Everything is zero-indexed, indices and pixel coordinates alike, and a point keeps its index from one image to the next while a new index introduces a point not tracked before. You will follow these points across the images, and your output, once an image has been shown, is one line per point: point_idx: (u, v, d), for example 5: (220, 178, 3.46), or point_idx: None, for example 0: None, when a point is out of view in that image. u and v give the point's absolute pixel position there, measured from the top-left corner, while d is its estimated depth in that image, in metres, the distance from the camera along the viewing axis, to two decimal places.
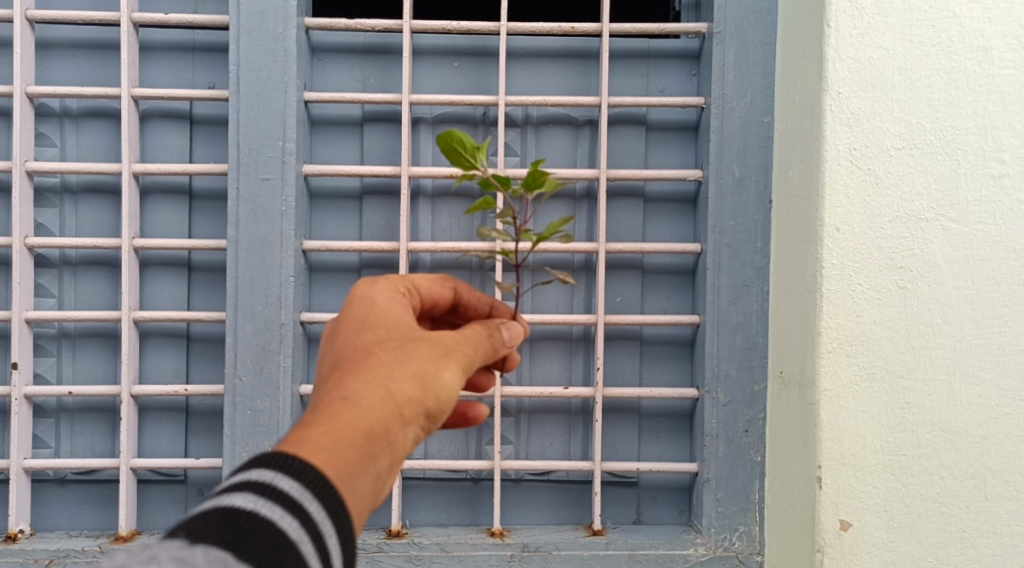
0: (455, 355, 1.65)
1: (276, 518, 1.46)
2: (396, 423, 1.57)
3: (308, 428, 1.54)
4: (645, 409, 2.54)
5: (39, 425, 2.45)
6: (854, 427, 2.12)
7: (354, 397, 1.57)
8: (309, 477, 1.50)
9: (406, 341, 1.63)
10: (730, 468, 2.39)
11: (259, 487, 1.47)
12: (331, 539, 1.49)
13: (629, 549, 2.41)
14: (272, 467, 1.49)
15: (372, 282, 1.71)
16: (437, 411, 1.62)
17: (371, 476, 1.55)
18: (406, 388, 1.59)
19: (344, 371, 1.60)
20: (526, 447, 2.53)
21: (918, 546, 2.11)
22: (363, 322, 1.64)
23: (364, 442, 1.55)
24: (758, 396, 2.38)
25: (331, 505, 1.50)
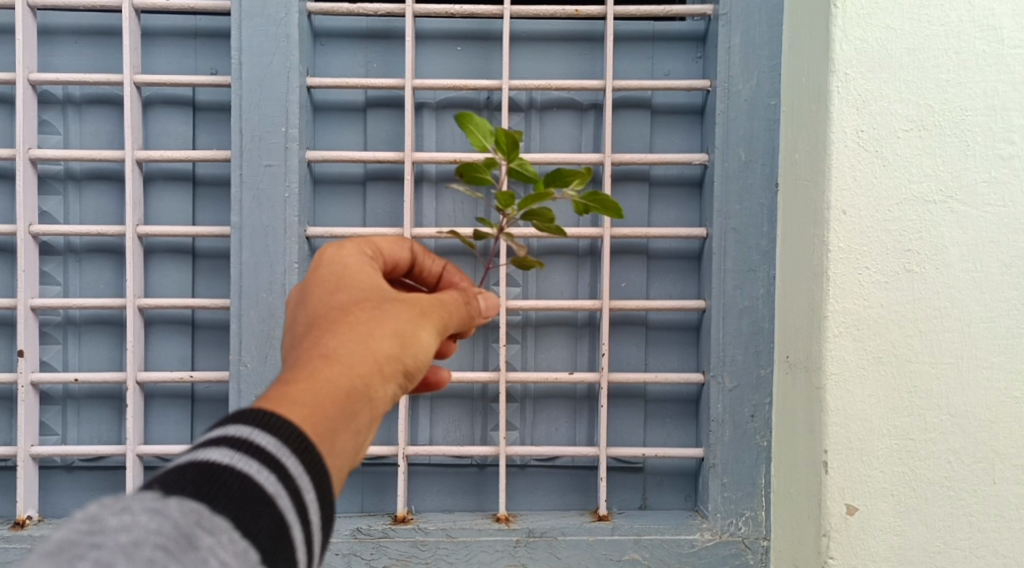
0: (431, 316, 1.63)
1: (252, 472, 1.38)
2: (377, 380, 1.54)
3: (287, 385, 1.48)
4: (651, 394, 2.54)
5: (46, 412, 2.45)
6: (861, 412, 2.12)
7: (333, 354, 1.52)
8: (287, 431, 1.42)
9: (382, 302, 1.60)
10: (736, 453, 2.39)
11: (235, 443, 1.39)
12: (309, 495, 1.41)
13: (635, 534, 2.41)
14: (249, 423, 1.41)
15: (341, 245, 1.68)
16: (415, 370, 1.59)
17: (351, 432, 1.50)
18: (386, 346, 1.56)
19: (322, 329, 1.56)
20: (531, 433, 2.54)
21: (925, 531, 2.11)
22: (338, 283, 1.61)
23: (346, 398, 1.50)
24: (764, 381, 2.38)
25: (311, 460, 1.42)
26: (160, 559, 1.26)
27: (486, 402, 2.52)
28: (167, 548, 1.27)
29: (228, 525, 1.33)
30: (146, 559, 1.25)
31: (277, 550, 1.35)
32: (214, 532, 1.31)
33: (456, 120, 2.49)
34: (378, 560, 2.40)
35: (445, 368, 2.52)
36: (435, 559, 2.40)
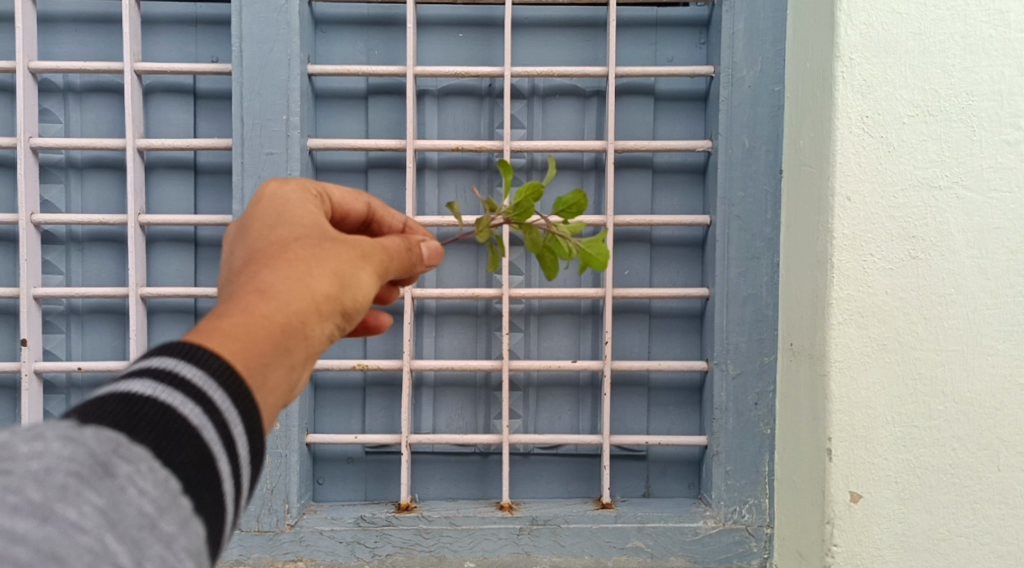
0: (375, 258, 1.55)
1: (176, 404, 1.26)
2: (314, 317, 1.44)
3: (216, 320, 1.37)
4: (653, 382, 2.53)
5: (50, 401, 2.45)
6: (865, 399, 2.11)
7: (269, 289, 1.43)
8: (215, 364, 1.31)
9: (323, 239, 1.52)
10: (740, 441, 2.39)
11: (159, 374, 1.27)
12: (238, 429, 1.30)
13: (639, 522, 2.41)
14: (174, 355, 1.30)
15: (284, 182, 1.59)
16: (355, 311, 1.51)
17: (284, 370, 1.40)
18: (324, 284, 1.47)
19: (258, 265, 1.46)
20: (534, 421, 2.53)
21: (929, 518, 2.11)
22: (277, 218, 1.52)
23: (280, 334, 1.40)
24: (768, 368, 2.37)
25: (240, 394, 1.31)
26: (73, 486, 1.16)
27: (490, 390, 2.52)
28: (81, 475, 1.17)
29: (148, 455, 1.22)
30: (58, 487, 1.15)
31: (202, 484, 1.24)
32: (132, 461, 1.20)
33: (458, 107, 2.48)
34: (381, 548, 2.40)
35: (448, 356, 2.52)
36: (438, 547, 2.40)
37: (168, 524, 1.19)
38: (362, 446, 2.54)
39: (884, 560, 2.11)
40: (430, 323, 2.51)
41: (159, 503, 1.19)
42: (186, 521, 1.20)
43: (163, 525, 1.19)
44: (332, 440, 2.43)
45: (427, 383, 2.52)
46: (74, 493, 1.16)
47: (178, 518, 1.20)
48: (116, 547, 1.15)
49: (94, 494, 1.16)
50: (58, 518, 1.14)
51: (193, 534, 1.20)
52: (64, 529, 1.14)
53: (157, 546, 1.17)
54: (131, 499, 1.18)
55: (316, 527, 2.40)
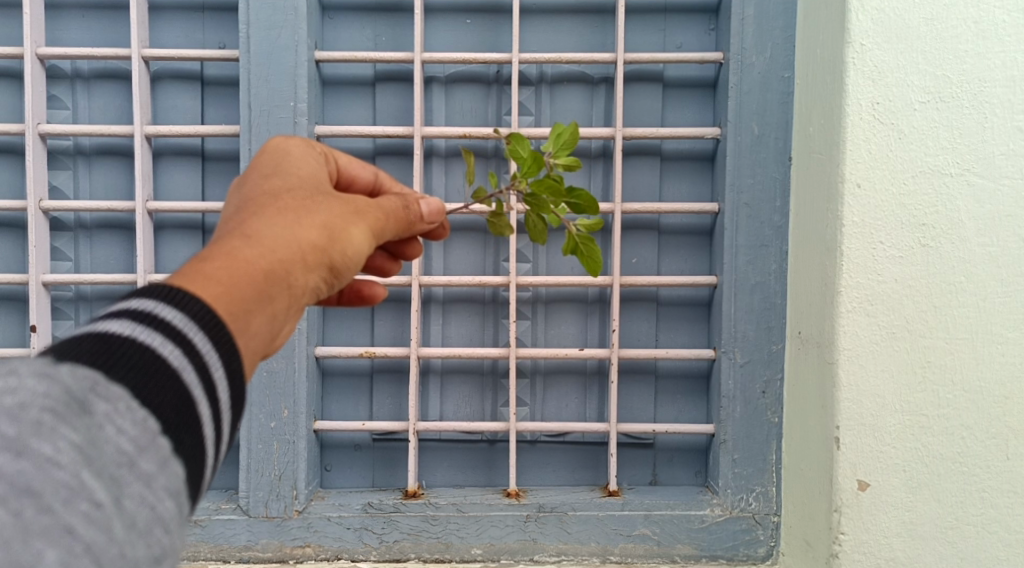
0: (366, 217, 1.57)
1: (155, 344, 1.26)
2: (299, 267, 1.46)
3: (201, 262, 1.38)
4: (661, 369, 2.53)
5: None
6: (873, 387, 2.10)
7: (256, 236, 1.44)
8: (197, 306, 1.31)
9: (315, 194, 1.54)
10: (747, 429, 2.39)
11: (138, 315, 1.27)
12: (217, 371, 1.30)
13: (645, 510, 2.41)
14: (154, 296, 1.29)
15: (288, 138, 1.62)
16: (342, 266, 1.53)
17: (266, 317, 1.41)
18: (312, 236, 1.49)
19: (249, 212, 1.48)
20: (542, 408, 2.53)
21: (937, 506, 2.10)
22: (273, 170, 1.55)
23: (264, 281, 1.41)
24: (776, 357, 2.37)
25: (219, 337, 1.31)
26: (49, 423, 1.16)
27: (497, 377, 2.52)
28: (57, 411, 1.17)
29: (124, 394, 1.22)
30: (33, 423, 1.15)
31: (180, 425, 1.25)
32: (109, 399, 1.21)
33: (466, 94, 2.48)
34: (389, 535, 2.41)
35: (455, 343, 2.52)
36: (445, 534, 2.41)
37: (147, 463, 1.20)
38: (370, 433, 2.54)
39: (892, 548, 2.11)
40: (437, 311, 2.52)
41: (137, 441, 1.20)
42: (165, 461, 1.21)
43: (142, 463, 1.20)
44: (340, 427, 2.44)
45: (434, 370, 2.53)
46: (50, 429, 1.16)
47: (157, 458, 1.21)
48: (93, 482, 1.16)
49: (69, 431, 1.16)
50: (32, 454, 1.14)
51: (171, 473, 1.21)
52: (40, 464, 1.14)
53: (136, 484, 1.19)
54: (108, 437, 1.19)
55: (324, 513, 2.41)
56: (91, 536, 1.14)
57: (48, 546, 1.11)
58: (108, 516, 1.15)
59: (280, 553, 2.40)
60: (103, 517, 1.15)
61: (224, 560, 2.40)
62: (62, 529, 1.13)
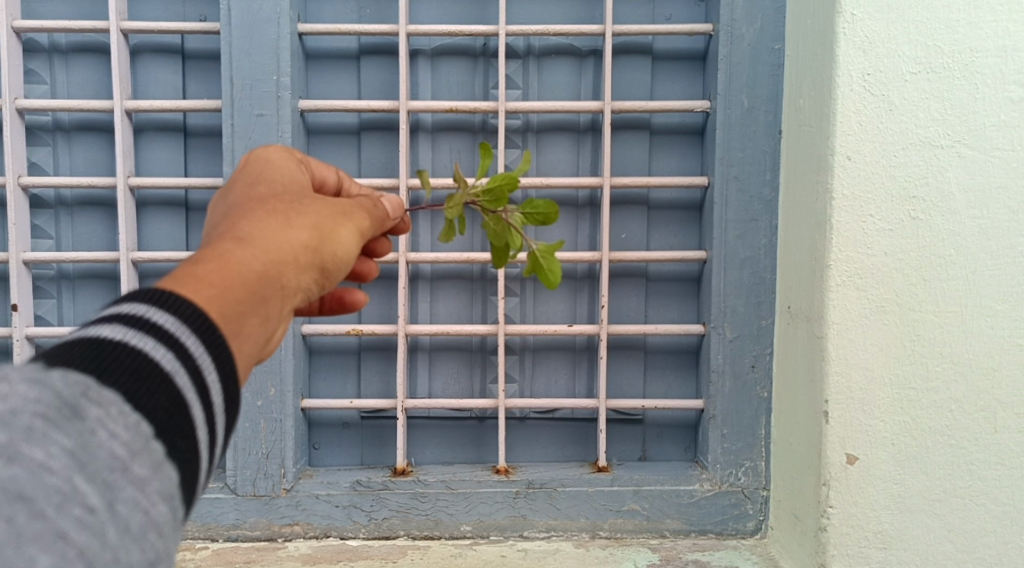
0: (354, 218, 1.54)
1: (147, 349, 1.23)
2: (291, 267, 1.42)
3: (192, 265, 1.34)
4: (651, 345, 2.52)
5: None
6: (862, 361, 2.10)
7: (248, 238, 1.40)
8: (189, 310, 1.28)
9: (302, 196, 1.51)
10: (737, 404, 2.38)
11: (129, 319, 1.24)
12: (210, 375, 1.27)
13: (635, 485, 2.41)
14: (145, 300, 1.26)
15: (267, 146, 1.59)
16: (333, 268, 1.50)
17: (260, 319, 1.37)
18: (303, 236, 1.45)
19: (238, 215, 1.44)
20: (531, 385, 2.52)
21: (926, 479, 2.10)
22: (258, 177, 1.51)
23: (257, 283, 1.38)
24: (765, 331, 2.36)
25: (213, 340, 1.28)
26: (41, 428, 1.13)
27: (485, 354, 2.51)
28: (48, 417, 1.14)
29: (117, 398, 1.19)
30: (24, 429, 1.13)
31: (173, 429, 1.22)
32: (102, 404, 1.18)
33: (452, 68, 2.45)
34: (378, 512, 2.41)
35: (443, 321, 2.51)
36: (435, 511, 2.41)
37: (140, 467, 1.17)
38: (358, 411, 2.53)
39: (880, 522, 2.11)
40: (425, 287, 2.49)
41: (130, 446, 1.17)
42: (159, 465, 1.18)
43: (135, 468, 1.17)
44: (328, 405, 2.42)
45: (423, 347, 2.51)
46: (41, 434, 1.13)
47: (150, 462, 1.18)
48: (86, 488, 1.13)
49: (62, 436, 1.14)
50: (24, 459, 1.12)
51: (165, 478, 1.18)
52: (31, 470, 1.12)
53: (129, 489, 1.16)
54: (101, 442, 1.16)
55: (313, 491, 2.40)
56: (83, 541, 1.11)
57: (41, 552, 1.09)
58: (101, 521, 1.13)
59: (269, 532, 2.40)
60: (96, 522, 1.13)
61: (212, 539, 2.39)
62: (54, 535, 1.10)
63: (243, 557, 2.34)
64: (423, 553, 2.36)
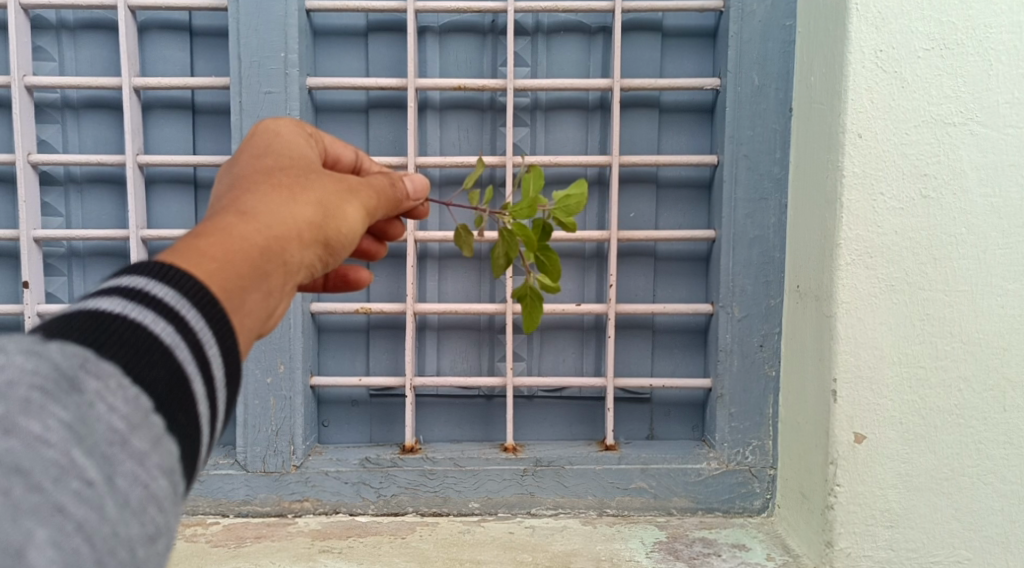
0: (359, 194, 1.52)
1: (147, 322, 1.18)
2: (295, 243, 1.39)
3: (194, 238, 1.30)
4: (658, 325, 2.52)
5: None
6: (872, 340, 2.09)
7: (252, 213, 1.37)
8: (191, 284, 1.23)
9: (308, 171, 1.48)
10: (745, 383, 2.38)
11: (129, 292, 1.19)
12: (211, 349, 1.22)
13: (642, 463, 2.43)
14: (145, 274, 1.21)
15: (277, 119, 1.56)
16: (337, 244, 1.47)
17: (263, 293, 1.33)
18: (308, 212, 1.42)
19: (242, 188, 1.41)
20: (539, 363, 2.52)
21: (934, 458, 2.10)
22: (265, 149, 1.48)
23: (260, 257, 1.34)
24: (774, 311, 2.36)
25: (214, 314, 1.23)
26: (38, 400, 1.08)
27: (493, 333, 2.51)
28: (46, 389, 1.09)
29: (117, 371, 1.14)
30: (22, 401, 1.08)
31: (173, 402, 1.17)
32: (101, 376, 1.13)
33: (461, 45, 2.44)
34: (387, 489, 2.42)
35: (451, 299, 2.51)
36: (443, 488, 2.42)
37: (140, 441, 1.12)
38: (367, 389, 2.54)
39: (887, 499, 2.11)
40: (433, 267, 2.50)
41: (129, 419, 1.12)
42: (159, 438, 1.13)
43: (134, 442, 1.12)
44: (337, 382, 2.43)
45: (431, 326, 2.52)
46: (39, 407, 1.08)
47: (150, 436, 1.13)
48: (84, 461, 1.08)
49: (59, 408, 1.09)
50: (22, 432, 1.07)
51: (166, 451, 1.14)
52: (29, 443, 1.07)
53: (128, 463, 1.11)
54: (100, 416, 1.11)
55: (322, 468, 2.41)
56: (82, 515, 1.06)
57: (39, 525, 1.04)
58: (100, 494, 1.08)
59: (279, 508, 2.41)
60: (94, 496, 1.08)
61: (223, 514, 2.42)
62: (52, 508, 1.05)
63: (254, 532, 2.36)
64: (431, 529, 2.38)
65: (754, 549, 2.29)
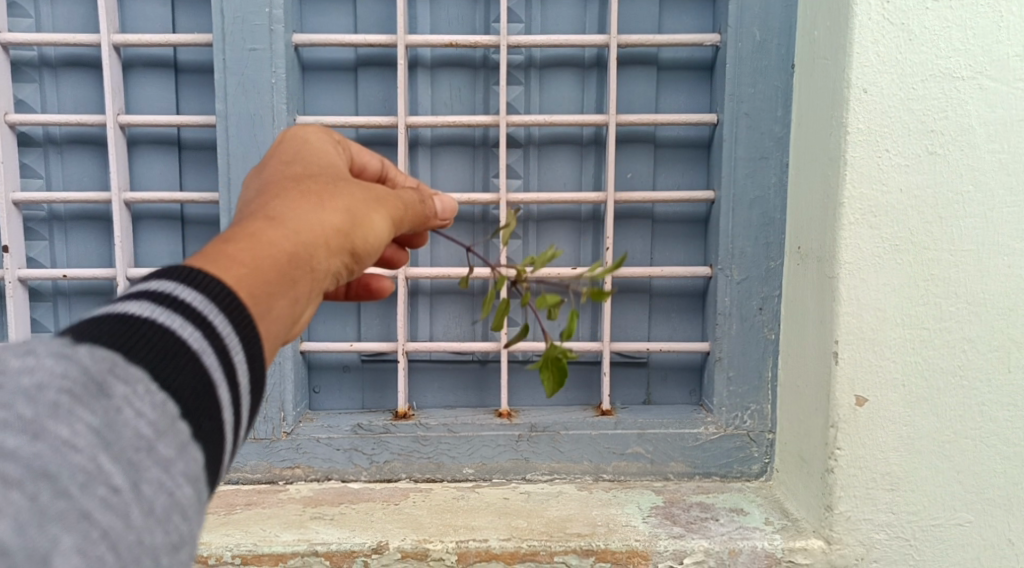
0: (386, 203, 1.53)
1: (175, 327, 1.20)
2: (323, 250, 1.41)
3: (223, 244, 1.32)
4: (656, 288, 2.48)
5: (37, 309, 2.39)
6: (874, 301, 2.05)
7: (281, 218, 1.39)
8: (220, 290, 1.25)
9: (337, 180, 1.50)
10: (743, 346, 2.34)
11: (157, 297, 1.21)
12: (238, 355, 1.24)
13: (638, 429, 2.40)
14: (175, 278, 1.23)
15: (305, 127, 1.60)
16: (365, 253, 1.48)
17: (290, 300, 1.35)
18: (337, 218, 1.44)
19: (270, 194, 1.43)
20: (533, 328, 2.49)
21: (936, 420, 2.07)
22: (294, 157, 1.52)
23: (289, 263, 1.35)
24: (774, 273, 2.31)
25: (241, 320, 1.25)
26: (65, 404, 1.10)
27: None
28: (74, 394, 1.11)
29: (144, 375, 1.16)
30: (50, 405, 1.09)
31: (200, 408, 1.19)
32: (128, 381, 1.14)
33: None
34: (379, 455, 2.39)
35: (444, 263, 2.46)
36: (437, 454, 2.40)
37: (166, 447, 1.14)
38: (358, 354, 2.49)
39: (888, 462, 2.09)
40: (426, 230, 2.44)
41: (156, 425, 1.14)
42: (184, 445, 1.15)
43: (161, 447, 1.13)
44: (327, 347, 2.39)
45: (423, 290, 2.47)
46: (66, 411, 1.09)
47: (176, 442, 1.15)
48: (110, 467, 1.10)
49: (87, 413, 1.10)
50: (49, 437, 1.08)
51: (191, 458, 1.16)
52: (56, 448, 1.08)
53: (154, 469, 1.12)
54: (127, 420, 1.12)
55: (314, 434, 2.38)
56: (107, 522, 1.07)
57: (64, 531, 1.05)
58: (126, 500, 1.10)
59: (270, 474, 2.38)
60: (120, 502, 1.09)
61: None
62: (77, 514, 1.06)
63: (244, 498, 2.33)
64: (425, 495, 2.35)
65: (753, 513, 2.26)
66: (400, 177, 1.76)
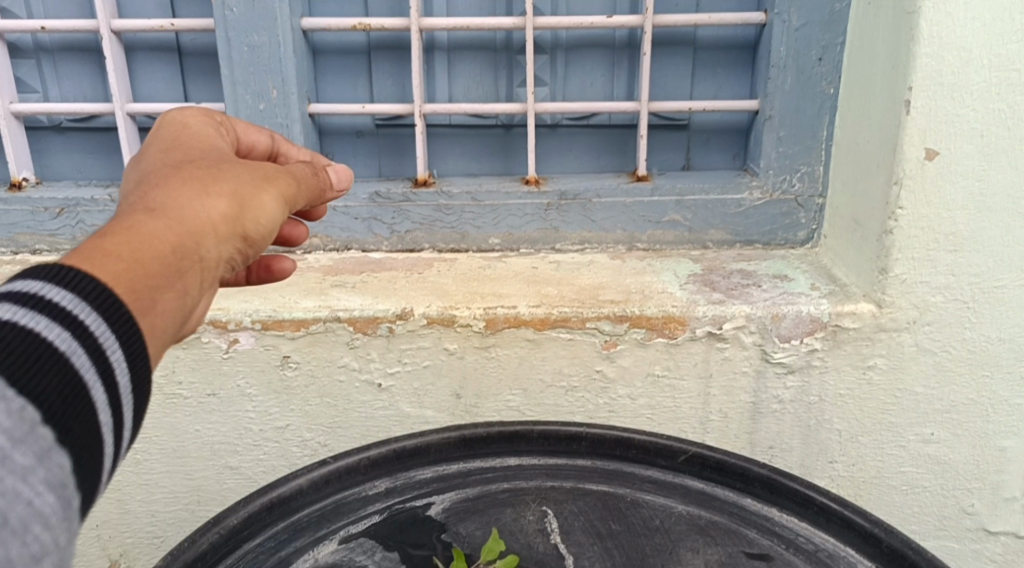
0: (278, 181, 1.35)
1: (38, 330, 1.04)
2: (210, 236, 1.24)
3: (100, 236, 1.16)
4: (701, 41, 2.24)
5: (20, 68, 2.25)
6: (958, 41, 1.83)
7: (162, 208, 1.22)
8: (92, 288, 1.09)
9: (220, 163, 1.32)
10: (797, 103, 2.14)
11: (13, 297, 1.04)
12: (115, 354, 1.08)
13: (676, 195, 2.24)
14: (40, 276, 1.07)
15: (183, 108, 1.42)
16: (256, 235, 1.30)
17: (178, 293, 1.18)
18: (223, 204, 1.26)
19: (150, 182, 1.26)
20: (563, 89, 2.27)
21: (1013, 175, 1.89)
22: (173, 143, 1.34)
23: (173, 255, 1.19)
24: (837, 19, 2.07)
25: (119, 322, 1.09)
26: None
27: (513, 54, 2.24)
28: None
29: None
30: None
31: (67, 414, 1.03)
32: None
33: None
34: (400, 224, 2.25)
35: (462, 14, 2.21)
36: (461, 224, 2.25)
37: (22, 455, 0.99)
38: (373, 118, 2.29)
39: (954, 222, 1.92)
40: None
41: (11, 432, 0.99)
42: (46, 451, 1.01)
43: (17, 455, 0.99)
44: (337, 111, 2.19)
45: (440, 46, 2.24)
46: None
47: (36, 449, 1.00)
48: None
49: None
50: None
51: (54, 464, 1.01)
52: None
53: (7, 477, 0.98)
54: None
55: (329, 202, 2.23)
56: None
57: None
58: None
59: (287, 243, 2.25)
60: None
61: None
62: None
63: None
64: (449, 265, 2.21)
65: (797, 280, 2.12)
66: (294, 150, 1.59)
